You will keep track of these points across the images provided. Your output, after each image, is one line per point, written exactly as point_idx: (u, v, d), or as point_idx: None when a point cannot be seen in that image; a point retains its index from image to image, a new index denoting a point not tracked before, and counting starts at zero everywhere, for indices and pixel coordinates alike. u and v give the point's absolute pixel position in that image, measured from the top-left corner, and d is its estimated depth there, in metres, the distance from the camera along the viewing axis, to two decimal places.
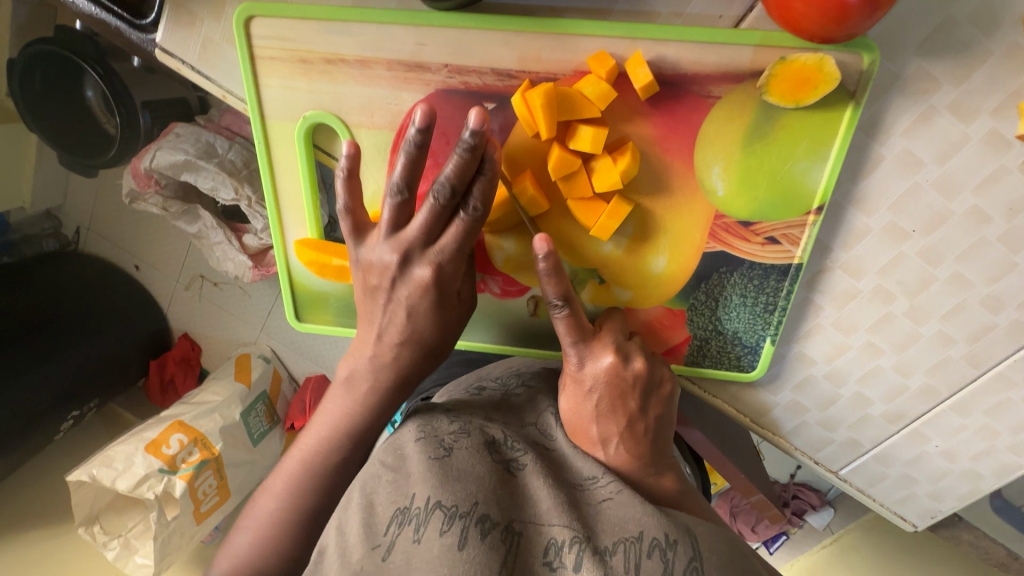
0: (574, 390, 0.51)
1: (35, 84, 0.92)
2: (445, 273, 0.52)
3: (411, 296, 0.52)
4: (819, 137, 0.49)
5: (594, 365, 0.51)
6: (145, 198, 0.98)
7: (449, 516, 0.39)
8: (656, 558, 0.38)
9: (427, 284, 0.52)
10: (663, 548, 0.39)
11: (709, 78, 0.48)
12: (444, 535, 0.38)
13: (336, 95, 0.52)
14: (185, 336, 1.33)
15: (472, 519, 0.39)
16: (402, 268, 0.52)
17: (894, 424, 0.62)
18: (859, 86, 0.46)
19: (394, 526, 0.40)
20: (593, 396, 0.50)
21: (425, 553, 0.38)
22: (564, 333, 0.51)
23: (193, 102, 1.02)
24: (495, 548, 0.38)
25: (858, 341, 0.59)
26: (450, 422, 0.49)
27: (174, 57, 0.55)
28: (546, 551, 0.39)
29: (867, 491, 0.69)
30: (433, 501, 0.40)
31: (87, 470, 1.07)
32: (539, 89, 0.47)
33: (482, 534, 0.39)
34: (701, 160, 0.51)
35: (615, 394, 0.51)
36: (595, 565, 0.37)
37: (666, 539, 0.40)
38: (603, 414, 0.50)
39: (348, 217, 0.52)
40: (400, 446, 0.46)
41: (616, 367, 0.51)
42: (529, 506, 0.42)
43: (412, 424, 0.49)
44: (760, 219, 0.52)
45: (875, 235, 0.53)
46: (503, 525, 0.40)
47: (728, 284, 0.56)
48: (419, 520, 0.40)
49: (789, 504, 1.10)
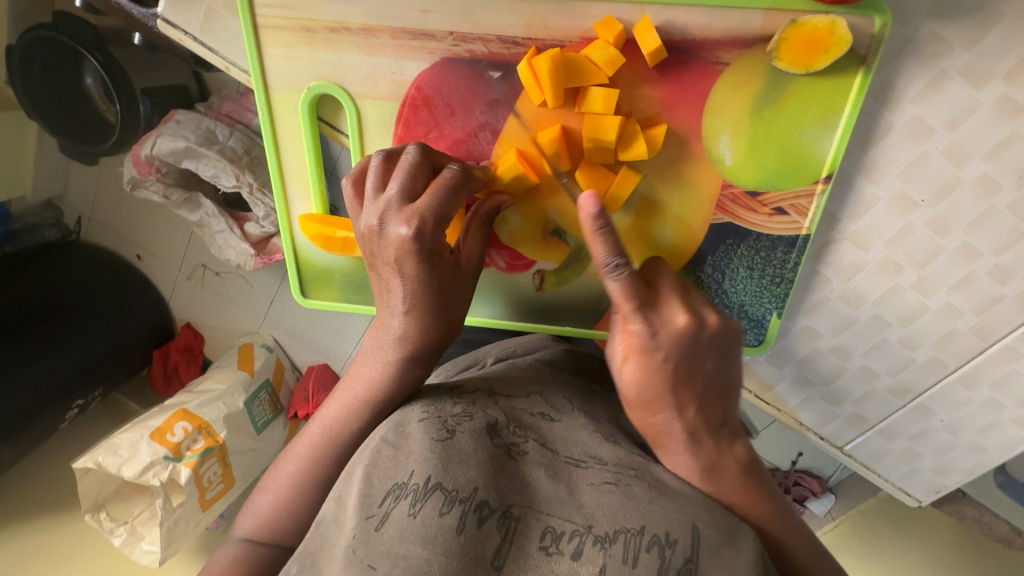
0: (644, 362, 0.46)
1: (35, 71, 0.92)
2: (427, 234, 0.47)
3: (396, 259, 0.48)
4: (829, 104, 0.48)
5: (664, 326, 0.46)
6: (146, 185, 0.98)
7: (449, 499, 0.40)
8: (654, 554, 0.39)
9: (406, 244, 0.47)
10: (662, 546, 0.39)
11: (717, 44, 0.47)
12: (444, 517, 0.39)
13: (340, 64, 0.52)
14: (188, 326, 1.33)
15: (471, 504, 0.40)
16: (381, 229, 0.48)
17: (899, 397, 0.62)
18: (870, 51, 0.45)
19: (390, 499, 0.41)
20: (670, 363, 0.46)
21: (421, 530, 0.39)
22: (624, 299, 0.46)
23: (193, 89, 1.01)
24: (491, 536, 0.40)
25: (865, 314, 0.58)
26: (454, 404, 0.49)
27: (176, 27, 0.55)
28: (543, 536, 0.40)
29: (871, 466, 0.70)
30: (433, 481, 0.40)
31: (93, 457, 1.08)
32: (545, 55, 0.47)
33: (479, 522, 0.39)
34: (709, 129, 0.50)
35: (686, 355, 0.46)
36: (593, 554, 0.39)
37: (666, 538, 0.40)
38: (680, 382, 0.46)
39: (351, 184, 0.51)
40: (403, 424, 0.47)
41: (689, 327, 0.46)
42: (531, 492, 0.42)
43: (417, 404, 0.49)
44: (768, 189, 0.52)
45: (884, 204, 0.52)
46: (500, 512, 0.41)
47: (735, 256, 0.55)
48: (416, 496, 0.40)
49: (789, 491, 1.04)
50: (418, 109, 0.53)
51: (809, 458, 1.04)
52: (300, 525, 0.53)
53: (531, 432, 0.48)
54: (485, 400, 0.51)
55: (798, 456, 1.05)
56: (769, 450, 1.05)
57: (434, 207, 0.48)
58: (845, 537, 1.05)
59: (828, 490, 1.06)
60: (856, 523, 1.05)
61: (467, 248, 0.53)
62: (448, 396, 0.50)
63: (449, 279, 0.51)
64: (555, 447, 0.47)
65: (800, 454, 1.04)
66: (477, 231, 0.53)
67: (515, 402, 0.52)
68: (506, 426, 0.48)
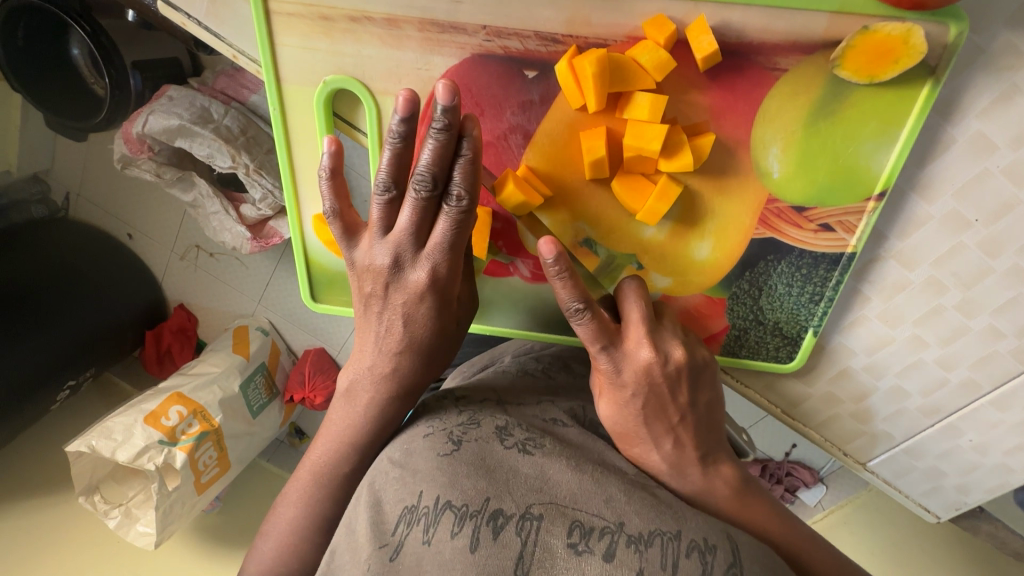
0: (613, 398, 0.47)
1: (18, 41, 0.85)
2: (442, 279, 0.47)
3: (406, 304, 0.48)
4: (890, 118, 0.45)
5: (630, 364, 0.46)
6: (138, 164, 0.92)
7: (460, 516, 0.38)
8: (695, 558, 0.37)
9: (423, 289, 0.47)
10: (702, 551, 0.38)
11: (777, 48, 0.44)
12: (457, 537, 0.37)
13: (360, 58, 0.48)
14: (181, 307, 1.29)
15: (484, 518, 0.38)
16: (396, 269, 0.47)
17: (929, 417, 0.60)
18: (941, 62, 0.42)
19: (403, 525, 0.39)
20: (636, 398, 0.46)
21: (437, 554, 0.37)
22: (591, 340, 0.45)
23: (185, 62, 0.96)
24: (511, 545, 0.37)
25: (903, 334, 0.56)
26: (459, 413, 0.48)
27: (179, 10, 0.50)
28: (571, 533, 0.38)
29: (893, 482, 0.68)
30: (444, 500, 0.39)
31: (86, 440, 1.05)
32: (589, 56, 0.43)
33: (496, 533, 0.37)
34: (759, 140, 0.47)
35: (657, 397, 0.46)
36: (628, 555, 0.37)
37: (705, 543, 0.38)
38: (649, 415, 0.47)
39: (336, 220, 0.48)
40: (409, 443, 0.46)
41: (653, 361, 0.46)
42: (552, 487, 0.40)
43: (422, 421, 0.48)
44: (815, 205, 0.49)
45: (935, 224, 0.50)
46: (518, 516, 0.38)
47: (774, 272, 0.52)
48: (427, 519, 0.39)
49: (782, 481, 1.05)
50: None
51: (803, 449, 1.04)
52: (308, 533, 0.51)
53: (546, 433, 0.47)
54: (492, 409, 0.49)
55: (792, 447, 1.05)
56: (763, 440, 1.05)
57: (454, 227, 0.46)
58: (833, 528, 1.06)
59: (820, 481, 1.06)
60: (846, 514, 1.06)
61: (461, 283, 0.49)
62: (454, 406, 0.49)
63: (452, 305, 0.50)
64: (571, 444, 0.46)
65: (795, 446, 1.04)
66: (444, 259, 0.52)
67: (525, 409, 0.51)
68: (515, 428, 0.46)
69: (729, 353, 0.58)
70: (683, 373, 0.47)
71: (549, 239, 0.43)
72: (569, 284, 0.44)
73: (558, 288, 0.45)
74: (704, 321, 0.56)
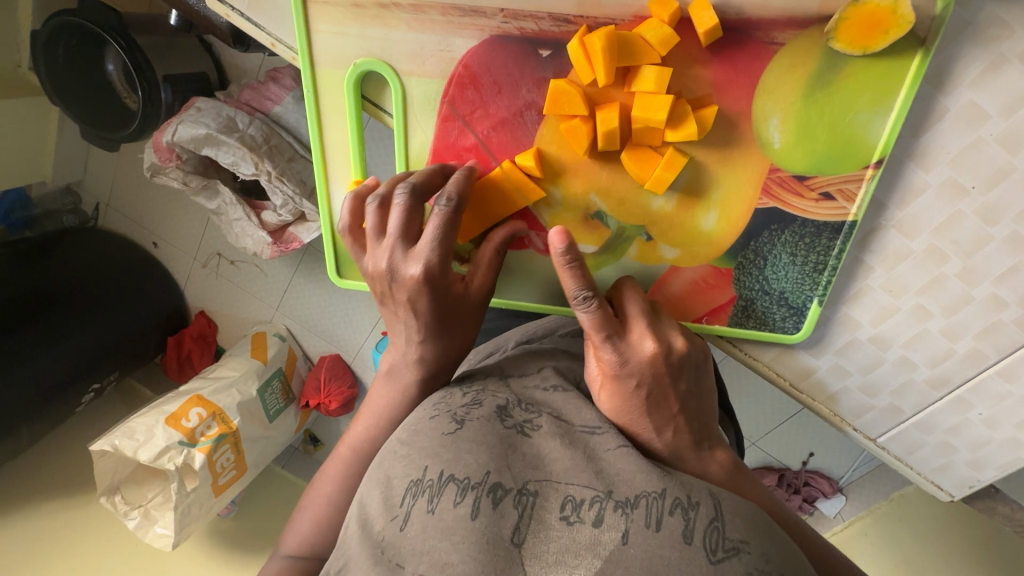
0: (616, 390, 0.48)
1: (59, 57, 0.93)
2: (436, 273, 0.50)
3: (410, 300, 0.51)
4: (884, 88, 0.48)
5: (635, 353, 0.48)
6: (166, 172, 0.98)
7: (462, 488, 0.41)
8: (678, 516, 0.39)
9: (419, 284, 0.50)
10: (685, 508, 0.39)
11: (774, 23, 0.48)
12: (459, 506, 0.40)
13: (387, 41, 0.53)
14: (202, 314, 1.34)
15: (484, 490, 0.41)
16: (390, 273, 0.51)
17: (937, 390, 0.61)
18: (930, 33, 0.46)
19: (409, 497, 0.43)
20: (641, 389, 0.47)
21: (439, 522, 0.40)
22: (596, 329, 0.47)
23: (213, 78, 1.04)
24: (508, 514, 0.40)
25: (907, 304, 0.57)
26: (463, 394, 0.50)
27: (225, 3, 0.56)
28: (564, 506, 0.40)
29: (904, 459, 0.67)
30: (447, 474, 0.42)
31: (110, 440, 1.09)
32: (599, 32, 0.47)
33: (495, 503, 0.40)
34: (760, 111, 0.50)
35: (660, 380, 0.48)
36: (616, 519, 0.39)
37: (688, 501, 0.40)
38: (651, 407, 0.47)
39: (349, 233, 0.55)
40: (415, 423, 0.48)
41: (657, 353, 0.48)
42: (547, 465, 0.43)
43: (428, 402, 0.51)
44: (816, 173, 0.51)
45: (933, 191, 0.52)
46: (516, 490, 0.41)
47: (778, 242, 0.55)
48: (432, 491, 0.42)
49: (800, 490, 1.11)
50: (465, 87, 0.54)
51: (820, 457, 1.09)
52: None
53: (546, 409, 0.49)
54: (493, 386, 0.52)
55: (809, 456, 1.10)
56: (778, 449, 1.11)
57: (441, 223, 0.49)
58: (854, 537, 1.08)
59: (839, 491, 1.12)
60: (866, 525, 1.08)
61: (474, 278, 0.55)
62: (458, 386, 0.52)
63: (457, 305, 0.54)
64: (568, 418, 0.48)
65: (812, 454, 1.10)
66: (492, 262, 0.56)
67: (527, 380, 0.54)
68: (516, 407, 0.48)
69: (737, 324, 0.59)
70: (685, 365, 0.49)
71: (560, 229, 0.48)
72: (575, 275, 0.48)
73: (565, 277, 0.49)
74: (711, 293, 0.58)
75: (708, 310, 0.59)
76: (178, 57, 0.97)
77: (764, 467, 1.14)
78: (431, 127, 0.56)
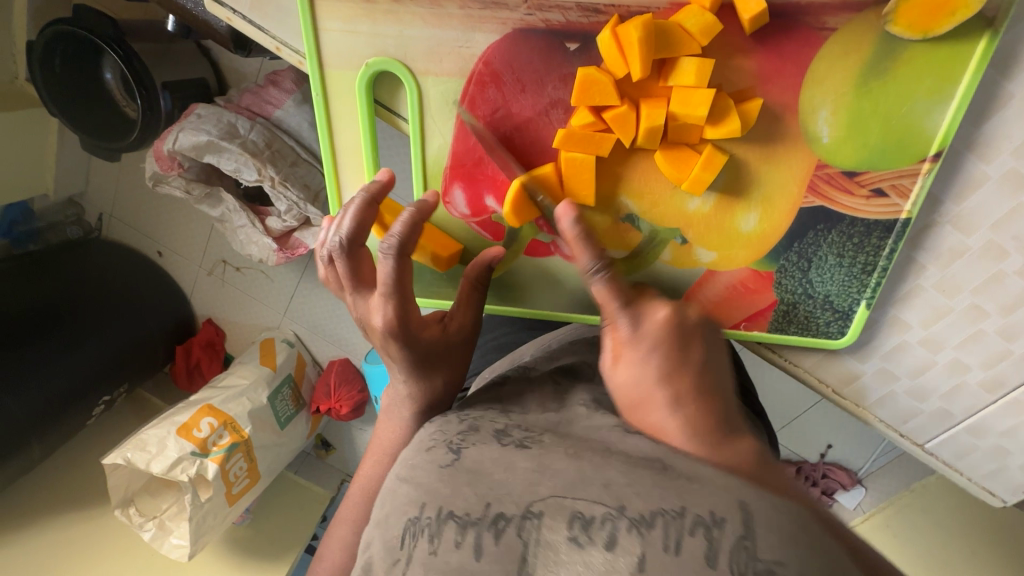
0: (633, 362, 0.39)
1: (55, 65, 0.88)
2: (394, 323, 0.48)
3: (384, 345, 0.50)
4: (944, 74, 0.45)
5: (649, 322, 0.40)
6: (168, 181, 0.94)
7: (462, 525, 0.36)
8: (699, 535, 0.30)
9: (383, 334, 0.48)
10: (708, 526, 0.30)
11: (824, 7, 0.44)
12: (459, 547, 0.35)
13: (402, 39, 0.50)
14: (209, 321, 1.31)
15: (484, 524, 0.35)
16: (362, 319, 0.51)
17: (992, 393, 0.55)
18: (998, 13, 0.42)
19: (410, 539, 0.38)
20: (656, 355, 0.39)
21: (442, 565, 0.35)
22: (608, 298, 0.41)
23: (212, 82, 1.00)
24: (512, 547, 0.34)
25: (960, 304, 0.53)
26: (460, 421, 0.46)
27: (224, 6, 0.53)
28: (571, 524, 0.34)
29: (952, 466, 0.61)
30: (445, 510, 0.37)
31: (122, 453, 1.06)
32: (635, 22, 0.44)
33: (496, 535, 0.35)
34: (808, 102, 0.47)
35: (676, 349, 0.39)
36: (630, 542, 0.31)
37: (711, 516, 0.31)
38: (668, 376, 0.38)
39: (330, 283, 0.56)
40: (414, 458, 0.44)
41: (671, 316, 0.40)
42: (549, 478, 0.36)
43: (429, 428, 0.47)
44: (867, 169, 0.48)
45: (994, 183, 0.47)
46: (519, 515, 0.35)
47: (825, 243, 0.51)
48: (431, 531, 0.37)
49: (818, 483, 1.07)
50: (485, 86, 0.50)
51: (839, 449, 1.06)
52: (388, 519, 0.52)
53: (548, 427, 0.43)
54: (494, 411, 0.47)
55: (827, 448, 1.07)
56: (798, 442, 1.08)
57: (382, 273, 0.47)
58: None
59: (858, 482, 1.08)
60: None
61: (459, 316, 0.54)
62: (456, 414, 0.48)
63: (439, 348, 0.52)
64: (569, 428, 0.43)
65: (830, 446, 1.06)
66: (470, 298, 0.55)
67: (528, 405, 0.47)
68: (512, 429, 0.43)
69: (778, 330, 0.55)
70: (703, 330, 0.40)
71: (568, 202, 0.46)
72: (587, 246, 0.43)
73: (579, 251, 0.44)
74: (750, 297, 0.55)
75: (746, 316, 0.55)
76: (175, 61, 0.94)
77: (781, 459, 1.10)
78: (450, 129, 0.53)
